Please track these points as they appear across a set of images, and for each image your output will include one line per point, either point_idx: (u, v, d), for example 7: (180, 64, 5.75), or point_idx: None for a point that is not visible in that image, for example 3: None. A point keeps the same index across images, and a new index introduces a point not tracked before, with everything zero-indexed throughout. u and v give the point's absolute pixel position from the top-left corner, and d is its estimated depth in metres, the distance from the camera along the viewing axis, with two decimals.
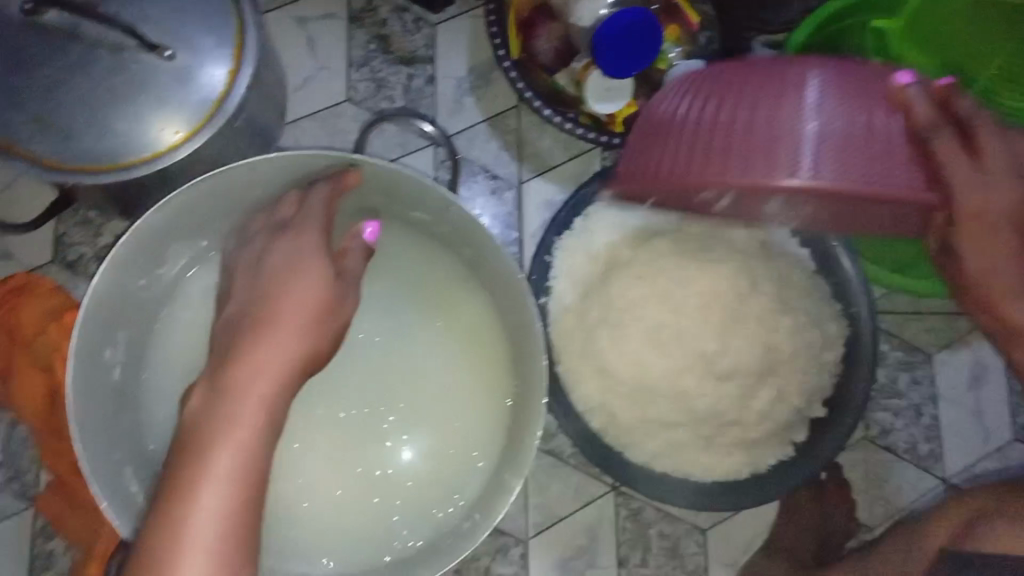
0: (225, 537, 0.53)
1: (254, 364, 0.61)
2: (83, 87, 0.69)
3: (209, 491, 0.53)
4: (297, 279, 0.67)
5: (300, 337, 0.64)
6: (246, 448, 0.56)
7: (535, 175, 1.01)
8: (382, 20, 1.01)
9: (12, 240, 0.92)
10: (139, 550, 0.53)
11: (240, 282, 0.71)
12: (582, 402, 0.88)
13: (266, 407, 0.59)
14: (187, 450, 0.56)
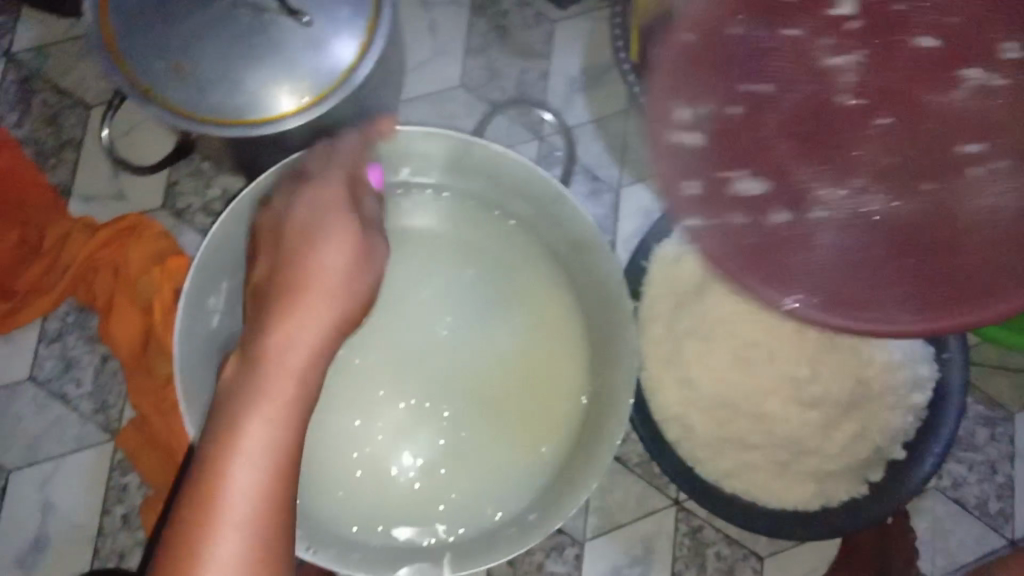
0: (261, 519, 0.47)
1: (278, 334, 0.51)
2: (220, 41, 0.72)
3: (242, 469, 0.47)
4: (327, 236, 0.58)
5: (337, 296, 0.55)
6: (288, 422, 0.49)
7: (636, 181, 0.99)
8: (504, 12, 1.03)
9: (129, 179, 0.95)
10: (169, 531, 0.48)
11: (263, 243, 0.61)
12: (659, 411, 0.87)
13: (308, 373, 0.51)
14: (216, 426, 0.49)
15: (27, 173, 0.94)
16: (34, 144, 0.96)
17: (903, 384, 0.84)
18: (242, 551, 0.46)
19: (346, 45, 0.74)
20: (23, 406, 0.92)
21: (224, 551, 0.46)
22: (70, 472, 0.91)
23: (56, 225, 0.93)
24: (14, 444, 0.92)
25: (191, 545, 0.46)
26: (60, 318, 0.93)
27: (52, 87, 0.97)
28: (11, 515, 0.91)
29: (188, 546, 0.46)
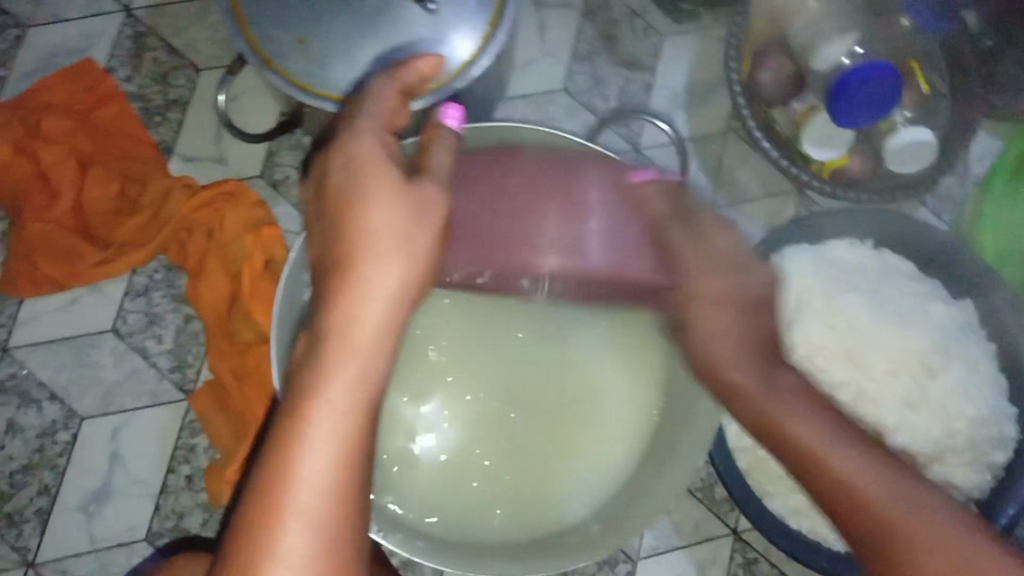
0: (333, 502, 0.48)
1: (342, 313, 0.51)
2: (348, 21, 0.76)
3: (313, 453, 0.48)
4: (370, 196, 0.54)
5: (397, 262, 0.53)
6: (355, 405, 0.50)
7: (729, 205, 1.00)
8: (614, 20, 1.02)
9: (228, 146, 0.96)
10: (236, 524, 0.48)
11: (314, 209, 0.56)
12: (735, 438, 0.88)
13: (371, 358, 0.51)
14: (285, 406, 0.50)
15: (133, 128, 0.96)
16: (140, 99, 0.97)
17: (988, 440, 0.82)
18: (314, 535, 0.47)
19: (464, 37, 0.78)
20: (102, 356, 0.93)
21: (295, 537, 0.47)
22: (141, 425, 0.92)
23: (156, 181, 0.93)
24: (89, 392, 0.93)
25: (262, 531, 0.47)
26: (148, 274, 0.94)
27: (163, 45, 0.97)
28: (79, 462, 0.91)
29: (257, 531, 0.47)
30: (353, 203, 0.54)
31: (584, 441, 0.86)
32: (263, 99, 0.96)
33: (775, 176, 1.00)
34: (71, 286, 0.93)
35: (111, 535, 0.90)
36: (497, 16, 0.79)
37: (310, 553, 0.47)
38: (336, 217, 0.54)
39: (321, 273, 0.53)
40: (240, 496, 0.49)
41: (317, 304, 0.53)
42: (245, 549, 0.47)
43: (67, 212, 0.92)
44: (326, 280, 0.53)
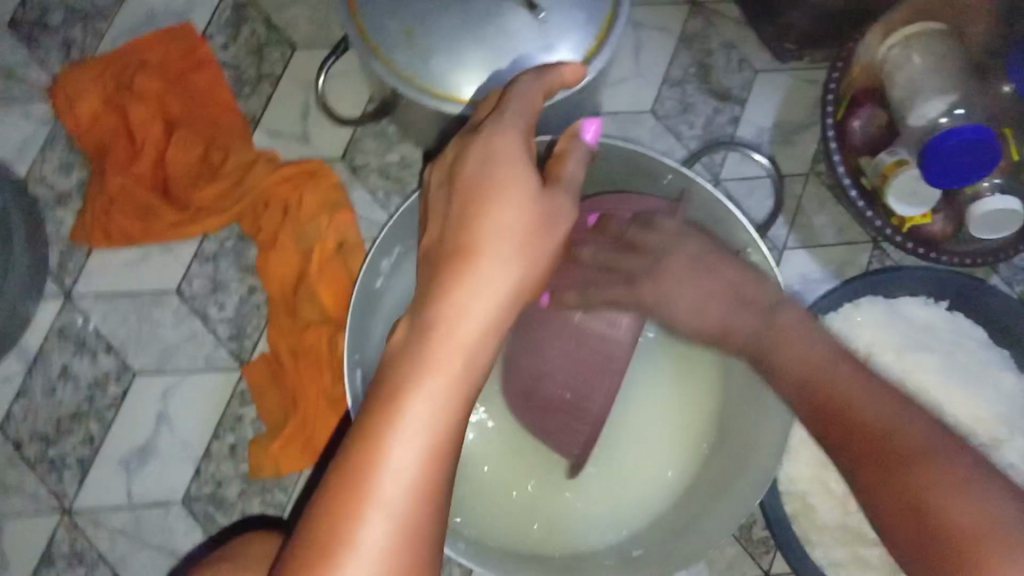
0: (419, 501, 0.45)
1: (454, 305, 0.48)
2: (459, 19, 0.76)
3: (404, 446, 0.45)
4: (502, 190, 0.51)
5: (515, 260, 0.50)
6: (450, 401, 0.47)
7: (801, 247, 0.99)
8: (710, 50, 1.02)
9: (314, 125, 0.96)
10: (310, 511, 0.46)
11: (438, 197, 0.53)
12: (787, 482, 0.87)
13: (472, 355, 0.48)
14: (378, 392, 0.47)
15: (222, 96, 0.96)
16: (233, 68, 0.97)
17: None
18: (395, 533, 0.44)
19: (569, 49, 0.78)
20: (163, 315, 0.94)
21: (375, 530, 0.44)
22: (192, 390, 0.92)
23: (239, 151, 0.94)
24: (146, 349, 0.93)
25: (343, 520, 0.44)
26: (219, 241, 0.94)
27: (262, 18, 0.98)
28: (127, 416, 0.92)
29: (337, 521, 0.44)
30: (485, 195, 0.51)
31: (639, 469, 0.85)
32: (354, 85, 0.96)
33: (853, 225, 1.00)
34: (141, 242, 0.93)
35: (149, 494, 0.91)
36: (604, 33, 0.79)
37: (389, 552, 0.44)
38: (461, 205, 0.51)
39: (435, 261, 0.50)
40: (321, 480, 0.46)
41: (425, 291, 0.50)
42: (322, 537, 0.44)
43: (148, 170, 0.94)
44: (438, 268, 0.50)
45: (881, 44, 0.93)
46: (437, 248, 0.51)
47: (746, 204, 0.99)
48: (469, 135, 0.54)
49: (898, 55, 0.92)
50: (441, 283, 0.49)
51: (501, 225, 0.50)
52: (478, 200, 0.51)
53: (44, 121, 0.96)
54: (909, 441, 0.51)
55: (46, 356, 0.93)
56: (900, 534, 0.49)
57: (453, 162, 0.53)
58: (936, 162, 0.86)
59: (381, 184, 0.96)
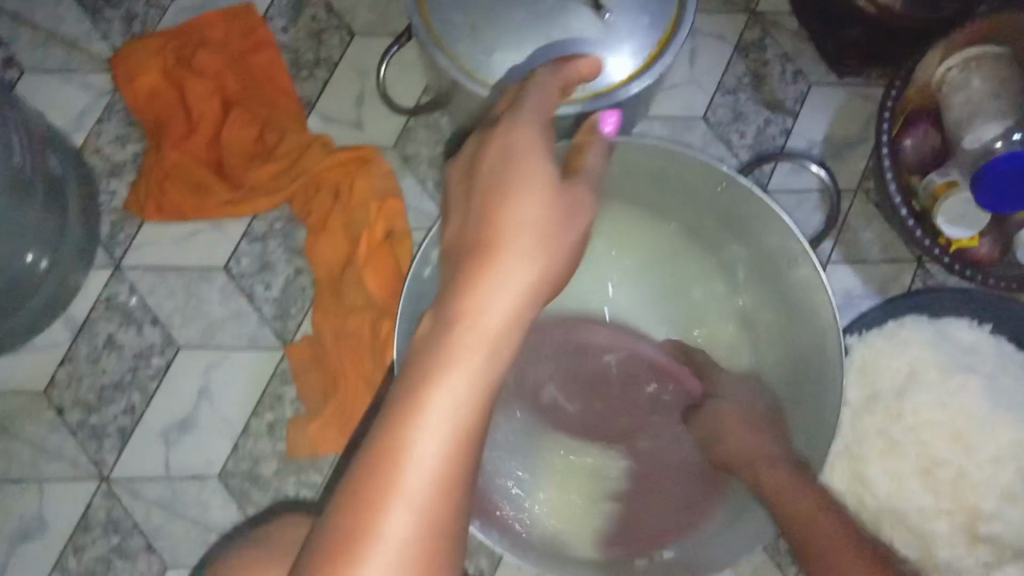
0: (440, 497, 0.45)
1: (477, 297, 0.48)
2: (524, 15, 0.77)
3: (426, 444, 0.45)
4: (522, 178, 0.52)
5: (538, 252, 0.50)
6: (475, 394, 0.46)
7: (844, 262, 0.99)
8: (765, 60, 1.02)
9: (368, 112, 0.97)
10: (333, 506, 0.46)
11: (456, 191, 0.55)
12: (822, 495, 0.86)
13: (497, 347, 0.47)
14: (403, 381, 0.47)
15: (281, 78, 0.97)
16: (292, 52, 0.98)
17: None
18: (416, 526, 0.44)
19: (632, 52, 0.78)
20: (210, 291, 0.95)
21: (396, 525, 0.44)
22: (234, 367, 0.93)
23: (292, 134, 0.95)
24: (191, 324, 0.94)
25: (365, 515, 0.44)
26: (268, 222, 0.95)
27: (324, 3, 0.98)
28: (168, 390, 0.93)
29: (359, 515, 0.44)
30: (505, 183, 0.51)
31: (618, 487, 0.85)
32: (410, 74, 0.97)
33: (898, 243, 1.00)
34: (193, 218, 0.95)
35: (185, 468, 0.92)
36: (667, 39, 0.79)
37: (410, 545, 0.44)
38: (481, 198, 0.52)
39: (461, 251, 0.51)
40: (343, 477, 0.46)
41: (449, 284, 0.50)
42: (345, 535, 0.44)
43: (203, 147, 0.95)
44: (462, 261, 0.50)
45: (940, 64, 0.92)
46: (460, 242, 0.51)
47: (792, 216, 1.00)
48: (488, 131, 0.55)
49: (956, 77, 0.92)
50: (464, 276, 0.49)
51: (523, 215, 0.50)
52: (501, 194, 0.51)
53: (105, 93, 0.97)
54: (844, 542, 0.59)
55: (93, 325, 0.94)
56: None
57: (476, 156, 0.54)
58: (988, 184, 0.86)
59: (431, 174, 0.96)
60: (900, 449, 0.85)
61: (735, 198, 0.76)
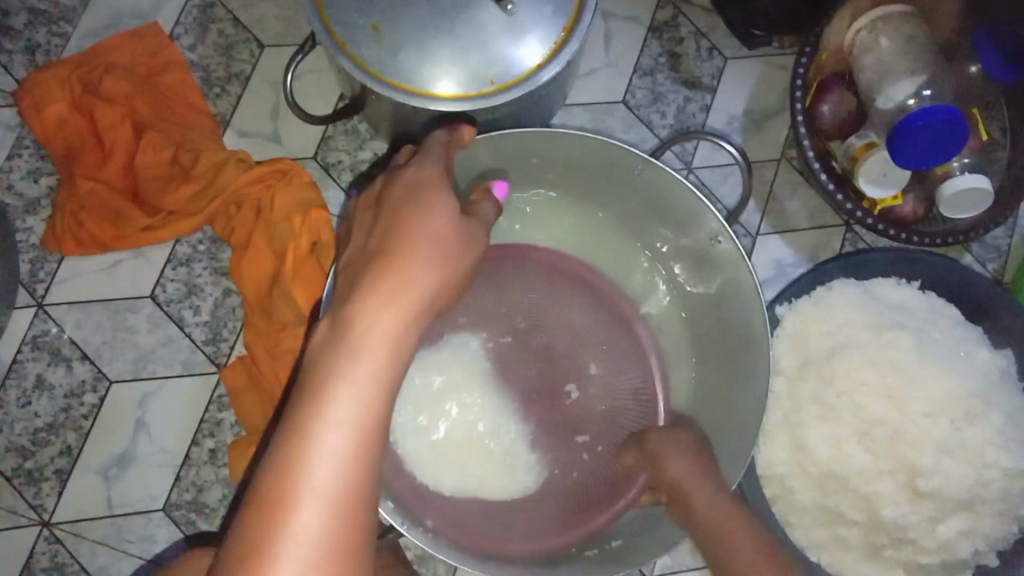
0: (349, 480, 0.46)
1: (376, 302, 0.51)
2: (427, 13, 0.78)
3: (334, 431, 0.46)
4: (422, 205, 0.57)
5: (434, 266, 0.54)
6: (381, 384, 0.49)
7: (774, 232, 1.01)
8: (680, 39, 1.03)
9: (285, 123, 0.96)
10: (247, 499, 0.46)
11: (357, 224, 0.60)
12: (765, 465, 0.87)
13: (398, 345, 0.50)
14: (307, 380, 0.49)
15: (193, 100, 0.96)
16: (202, 70, 0.96)
17: (1020, 494, 0.82)
18: (330, 512, 0.45)
19: (539, 41, 0.80)
20: (138, 321, 0.93)
21: (310, 512, 0.45)
22: (169, 396, 0.92)
23: (209, 152, 0.92)
24: (122, 357, 0.92)
25: (278, 508, 0.44)
26: (192, 245, 0.94)
27: (230, 17, 0.97)
28: (103, 425, 0.91)
29: (272, 508, 0.44)
30: (406, 211, 0.56)
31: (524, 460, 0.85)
32: (324, 81, 0.96)
33: (825, 208, 1.01)
34: (114, 248, 0.92)
35: (128, 503, 0.90)
36: (571, 27, 0.82)
37: (324, 528, 0.45)
38: (386, 224, 0.56)
39: (366, 264, 0.54)
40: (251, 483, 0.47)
41: (351, 292, 0.52)
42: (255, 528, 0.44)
43: (118, 174, 0.92)
44: (365, 272, 0.53)
45: (849, 27, 0.94)
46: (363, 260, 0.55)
47: (718, 191, 1.00)
48: (394, 175, 0.61)
49: (866, 38, 0.92)
50: (368, 282, 0.52)
51: (420, 228, 0.55)
52: (406, 217, 0.56)
53: (10, 128, 0.95)
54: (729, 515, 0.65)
55: (19, 367, 0.91)
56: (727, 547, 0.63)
57: (382, 195, 0.59)
58: (907, 140, 0.86)
59: (355, 182, 0.95)
60: (836, 413, 0.85)
61: (650, 181, 0.77)
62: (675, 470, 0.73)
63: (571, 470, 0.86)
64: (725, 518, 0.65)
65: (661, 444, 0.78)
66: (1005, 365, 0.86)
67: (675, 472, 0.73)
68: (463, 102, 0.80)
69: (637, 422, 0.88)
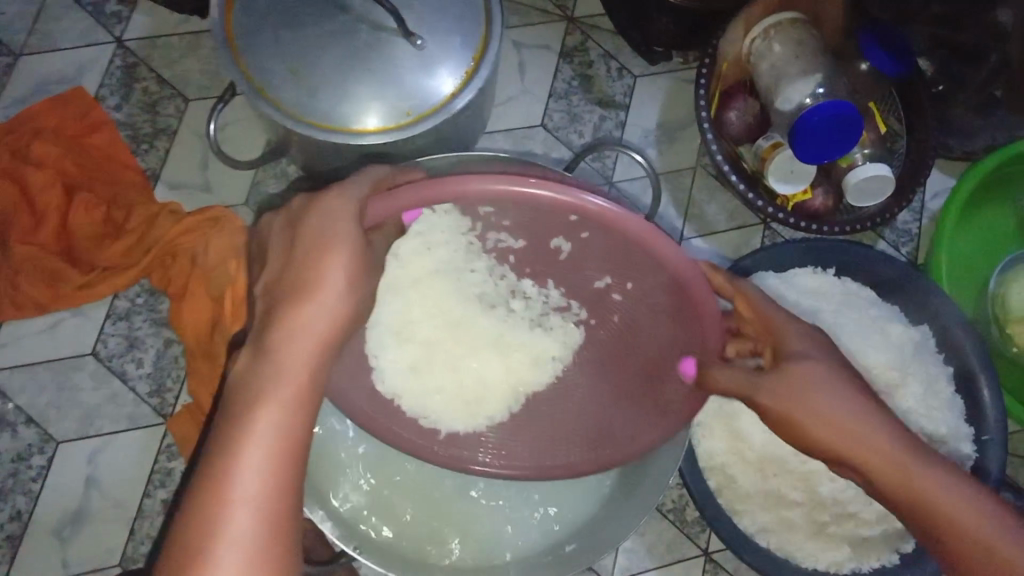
0: (273, 489, 0.49)
1: (285, 333, 0.52)
2: (339, 53, 0.82)
3: (254, 455, 0.49)
4: (335, 224, 0.55)
5: (351, 288, 0.54)
6: (298, 402, 0.52)
7: (698, 235, 1.05)
8: (590, 61, 1.08)
9: (215, 173, 0.98)
10: (180, 509, 0.49)
11: (274, 243, 0.57)
12: (706, 457, 0.91)
13: (315, 364, 0.53)
14: (233, 400, 0.51)
15: (122, 156, 0.98)
16: (128, 128, 0.99)
17: (946, 457, 0.88)
18: (257, 519, 0.48)
19: (450, 71, 0.84)
20: (81, 379, 0.93)
21: (239, 519, 0.48)
22: (120, 449, 0.92)
23: (141, 207, 0.95)
24: (67, 416, 0.93)
25: (208, 519, 0.48)
26: (130, 299, 0.95)
27: (153, 75, 1.00)
28: (53, 486, 0.91)
29: (204, 519, 0.48)
30: (320, 230, 0.55)
31: (550, 327, 0.77)
32: (252, 128, 0.99)
33: (743, 209, 1.06)
34: (52, 308, 0.93)
35: (84, 561, 0.90)
36: (481, 57, 0.86)
37: (247, 543, 0.48)
38: (289, 248, 0.55)
39: (279, 285, 0.54)
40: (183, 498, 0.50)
41: (268, 316, 0.54)
42: (179, 552, 0.47)
43: (51, 236, 0.93)
44: (281, 294, 0.54)
45: (745, 36, 0.99)
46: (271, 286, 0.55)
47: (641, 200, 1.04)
48: (315, 194, 0.58)
49: (760, 46, 0.98)
50: (284, 305, 0.53)
51: (331, 241, 0.54)
52: (318, 235, 0.55)
53: None
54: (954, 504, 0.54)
55: None
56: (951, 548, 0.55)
57: (296, 217, 0.57)
58: (806, 135, 0.91)
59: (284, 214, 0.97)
60: None
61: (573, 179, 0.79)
62: (831, 428, 0.56)
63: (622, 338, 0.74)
64: (866, 439, 0.56)
65: (786, 393, 0.57)
66: (918, 339, 0.91)
67: (830, 436, 0.56)
68: (382, 134, 0.84)
69: (678, 299, 0.66)
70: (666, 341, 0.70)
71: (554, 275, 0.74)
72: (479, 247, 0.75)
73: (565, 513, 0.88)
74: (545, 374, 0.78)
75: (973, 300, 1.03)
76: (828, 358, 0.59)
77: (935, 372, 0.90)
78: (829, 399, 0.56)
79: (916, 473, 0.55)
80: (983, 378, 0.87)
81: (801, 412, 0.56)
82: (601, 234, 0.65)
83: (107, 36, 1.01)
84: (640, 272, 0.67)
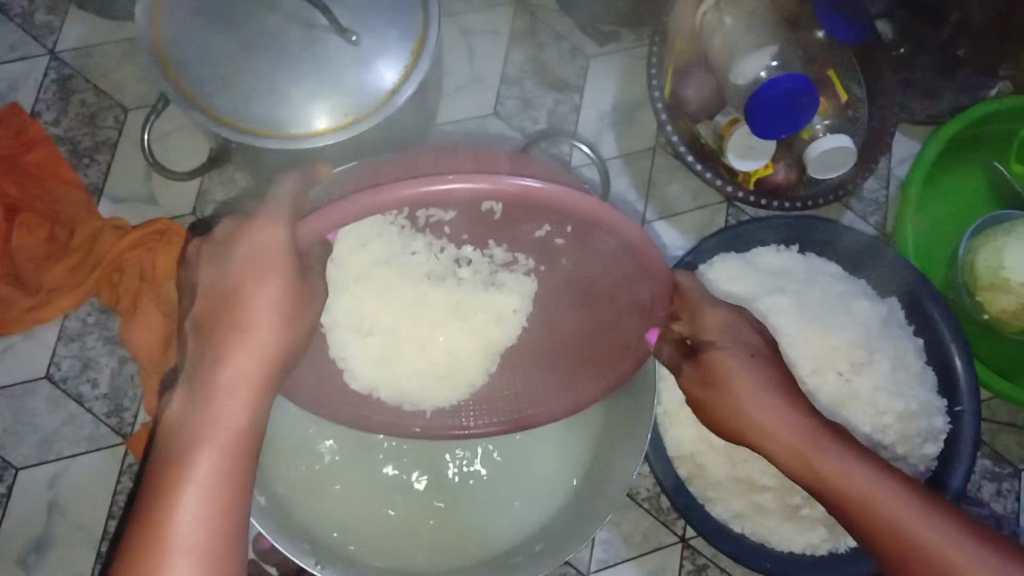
0: (210, 536, 0.54)
1: (226, 379, 0.55)
2: (270, 53, 0.74)
3: (191, 503, 0.54)
4: (260, 260, 0.57)
5: (282, 329, 0.57)
6: (230, 451, 0.55)
7: (661, 218, 1.03)
8: (541, 45, 1.05)
9: (160, 185, 0.95)
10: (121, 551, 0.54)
11: (204, 275, 0.58)
12: (674, 447, 0.90)
13: (248, 413, 0.56)
14: (169, 449, 0.55)
15: (62, 172, 0.95)
16: (68, 143, 0.96)
17: (917, 434, 0.87)
18: (194, 564, 0.53)
19: (389, 65, 0.77)
20: (37, 404, 0.92)
21: (180, 567, 0.52)
22: (79, 473, 0.91)
23: (86, 225, 0.93)
24: (25, 442, 0.91)
25: (150, 566, 0.52)
26: (81, 318, 0.93)
27: (90, 87, 0.97)
28: (15, 513, 0.90)
29: (146, 566, 0.52)
30: (250, 266, 0.57)
31: (502, 284, 0.79)
32: (195, 136, 0.97)
33: (705, 188, 1.03)
34: (2, 333, 0.92)
35: None
36: (421, 45, 0.78)
37: None
38: (218, 281, 0.57)
39: (209, 330, 0.56)
40: (124, 542, 0.54)
41: (201, 362, 0.56)
42: None
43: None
44: (213, 337, 0.56)
45: (696, 10, 0.94)
46: (201, 321, 0.57)
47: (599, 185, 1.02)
48: (240, 223, 0.58)
49: (711, 19, 0.93)
50: (218, 355, 0.56)
51: (257, 278, 0.56)
52: (246, 274, 0.57)
53: None
54: (858, 480, 0.62)
55: None
56: (871, 526, 0.61)
57: (221, 250, 0.58)
58: (761, 110, 0.86)
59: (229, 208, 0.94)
60: None
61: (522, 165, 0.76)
62: (755, 411, 0.64)
63: (568, 293, 0.76)
64: (777, 421, 0.64)
65: (718, 376, 0.65)
66: (885, 314, 0.89)
67: (752, 420, 0.64)
68: (321, 137, 0.76)
69: (614, 263, 0.68)
70: (609, 303, 0.72)
71: (492, 235, 0.76)
72: (411, 229, 0.78)
73: (535, 512, 0.86)
74: (510, 328, 0.80)
75: (942, 269, 1.01)
76: (740, 351, 0.66)
77: (903, 348, 0.88)
78: (749, 385, 0.64)
79: (819, 457, 0.63)
80: (954, 349, 0.85)
81: (722, 392, 0.65)
82: (522, 210, 0.67)
83: (40, 49, 0.98)
84: (575, 240, 0.69)
